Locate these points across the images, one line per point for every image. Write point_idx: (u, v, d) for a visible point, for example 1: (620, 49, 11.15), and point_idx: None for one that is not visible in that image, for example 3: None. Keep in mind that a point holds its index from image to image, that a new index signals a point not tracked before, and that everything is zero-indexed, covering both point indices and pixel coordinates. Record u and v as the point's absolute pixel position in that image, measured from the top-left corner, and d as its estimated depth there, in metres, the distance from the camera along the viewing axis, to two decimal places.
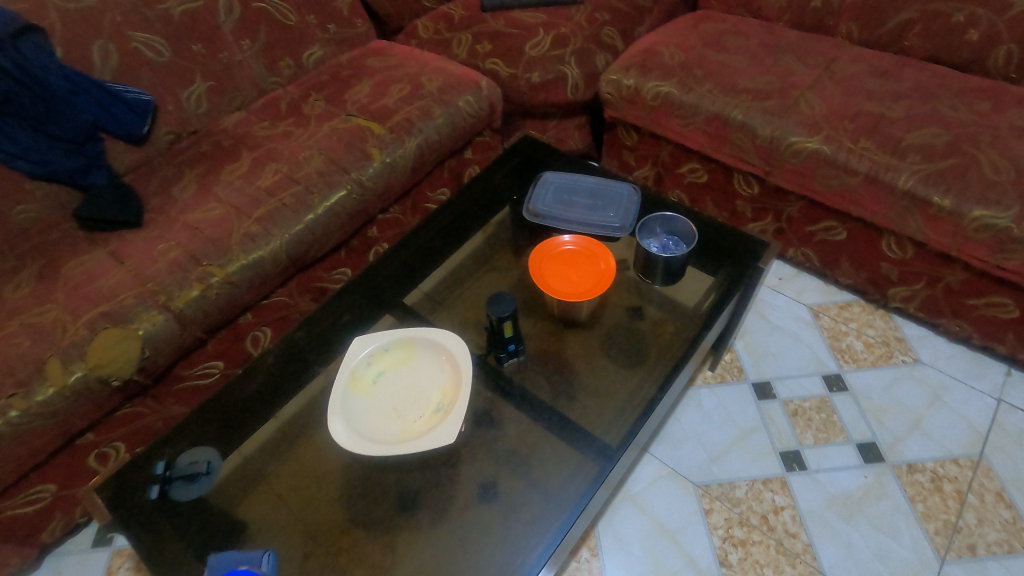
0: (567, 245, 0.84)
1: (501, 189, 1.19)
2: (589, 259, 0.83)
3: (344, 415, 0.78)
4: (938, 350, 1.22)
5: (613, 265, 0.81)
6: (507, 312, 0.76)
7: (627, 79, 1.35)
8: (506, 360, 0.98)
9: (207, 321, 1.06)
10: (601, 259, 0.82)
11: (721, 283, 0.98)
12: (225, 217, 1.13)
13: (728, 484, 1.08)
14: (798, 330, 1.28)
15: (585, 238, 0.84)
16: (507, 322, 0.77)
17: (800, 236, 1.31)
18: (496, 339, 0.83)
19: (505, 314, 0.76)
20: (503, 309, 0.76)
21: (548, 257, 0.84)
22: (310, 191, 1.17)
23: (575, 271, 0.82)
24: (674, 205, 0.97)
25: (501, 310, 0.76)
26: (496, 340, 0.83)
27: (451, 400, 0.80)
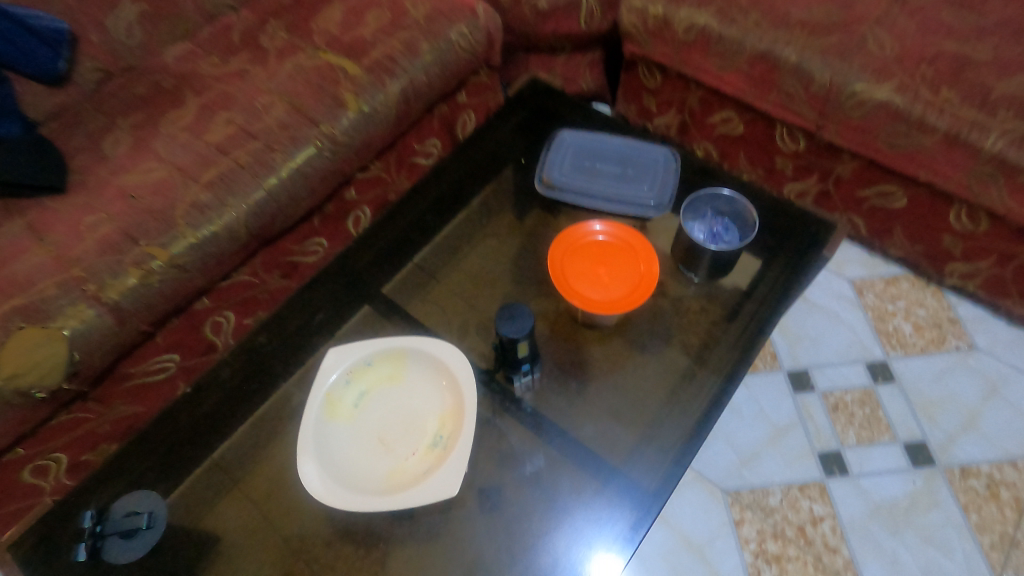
0: (598, 235, 0.67)
1: (505, 149, 0.98)
2: (626, 257, 0.66)
3: (315, 452, 0.63)
4: (996, 334, 1.09)
5: (655, 272, 0.64)
6: (521, 332, 0.60)
7: (654, 5, 1.10)
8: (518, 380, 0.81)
9: (153, 312, 0.88)
10: (640, 262, 0.65)
11: (773, 274, 0.82)
12: (168, 182, 0.92)
13: (760, 491, 0.96)
14: (840, 310, 1.13)
15: (619, 227, 0.66)
16: (522, 343, 0.62)
17: (849, 201, 1.13)
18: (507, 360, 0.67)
19: (518, 335, 0.60)
20: (514, 328, 0.60)
21: (572, 249, 0.66)
22: (271, 148, 0.96)
23: (605, 272, 0.65)
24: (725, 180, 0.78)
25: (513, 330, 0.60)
26: (506, 360, 0.67)
27: (450, 432, 0.65)
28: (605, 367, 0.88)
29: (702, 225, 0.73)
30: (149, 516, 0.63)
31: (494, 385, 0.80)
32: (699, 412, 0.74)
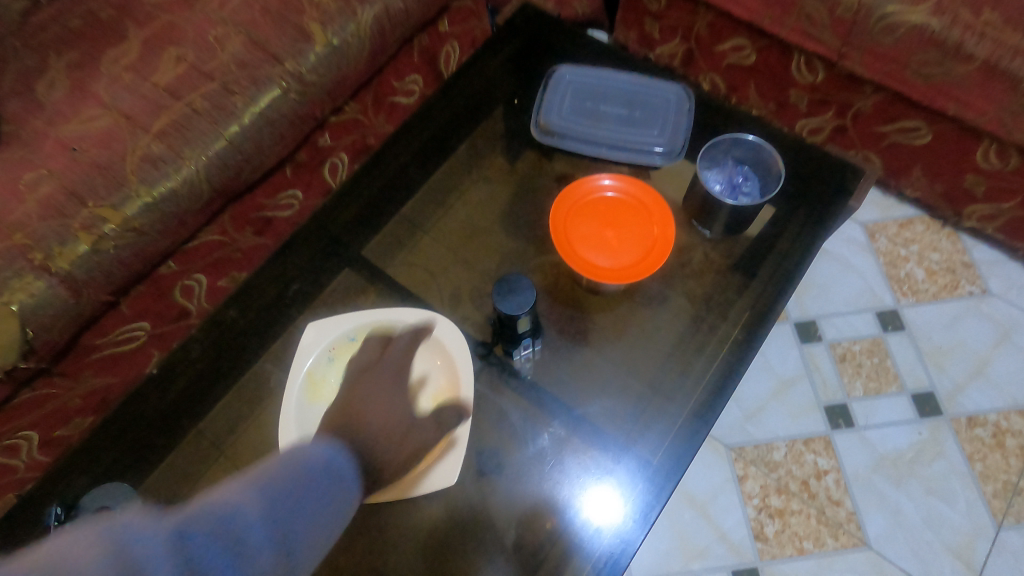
0: (608, 192, 0.66)
1: (496, 86, 0.87)
2: (637, 217, 0.64)
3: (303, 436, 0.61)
4: (1011, 278, 1.04)
5: (670, 234, 0.63)
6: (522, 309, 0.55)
7: None
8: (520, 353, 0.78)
9: (112, 281, 0.80)
10: (654, 225, 0.64)
11: (793, 230, 0.76)
12: (114, 132, 0.81)
13: (764, 447, 0.94)
14: (851, 256, 1.07)
15: (631, 185, 0.65)
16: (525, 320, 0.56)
17: (867, 138, 1.05)
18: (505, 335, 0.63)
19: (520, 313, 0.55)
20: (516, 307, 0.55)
21: (581, 207, 0.65)
22: (229, 91, 0.84)
23: (616, 233, 0.64)
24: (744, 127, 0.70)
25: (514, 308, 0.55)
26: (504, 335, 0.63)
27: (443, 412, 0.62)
28: (604, 329, 0.84)
29: (720, 175, 0.69)
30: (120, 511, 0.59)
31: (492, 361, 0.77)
32: (712, 383, 0.69)
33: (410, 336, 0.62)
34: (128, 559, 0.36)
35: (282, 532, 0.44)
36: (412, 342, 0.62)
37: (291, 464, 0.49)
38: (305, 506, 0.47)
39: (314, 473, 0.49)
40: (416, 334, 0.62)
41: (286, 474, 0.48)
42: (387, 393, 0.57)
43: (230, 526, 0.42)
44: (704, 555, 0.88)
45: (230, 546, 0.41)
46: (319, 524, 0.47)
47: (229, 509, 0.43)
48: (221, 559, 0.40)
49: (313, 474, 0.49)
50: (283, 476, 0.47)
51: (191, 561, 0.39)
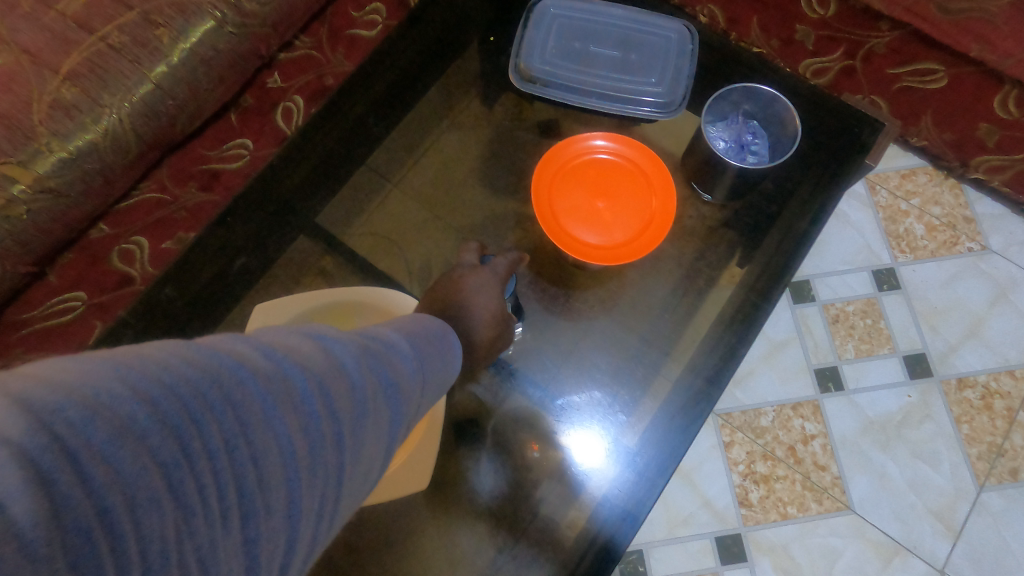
0: (602, 155, 0.64)
1: (466, 20, 0.77)
2: (630, 182, 0.63)
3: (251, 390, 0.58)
4: (1012, 234, 1.00)
5: (670, 208, 0.61)
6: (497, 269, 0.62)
7: None
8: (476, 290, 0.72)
9: (30, 250, 0.70)
10: (653, 197, 0.62)
11: (804, 193, 0.69)
12: (11, 72, 0.68)
13: (752, 412, 0.91)
14: (847, 211, 1.01)
15: (627, 147, 0.63)
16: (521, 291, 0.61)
17: (876, 81, 0.96)
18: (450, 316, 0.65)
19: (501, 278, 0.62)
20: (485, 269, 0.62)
21: (575, 172, 0.63)
22: (150, 22, 0.71)
23: (609, 203, 0.62)
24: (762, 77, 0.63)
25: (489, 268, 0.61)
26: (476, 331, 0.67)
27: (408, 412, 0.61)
28: (593, 303, 0.77)
29: (726, 133, 0.63)
30: None
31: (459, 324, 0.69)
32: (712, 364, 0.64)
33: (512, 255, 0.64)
34: (331, 359, 0.31)
35: (431, 372, 0.40)
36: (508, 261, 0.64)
37: (421, 320, 0.45)
38: (441, 355, 0.42)
39: (440, 331, 0.45)
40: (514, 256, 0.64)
41: (421, 324, 0.43)
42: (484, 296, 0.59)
43: (395, 352, 0.37)
44: (688, 522, 0.86)
45: (402, 371, 0.36)
46: (445, 381, 0.43)
47: (389, 339, 0.38)
48: (389, 381, 0.34)
49: (442, 335, 0.45)
50: (420, 326, 0.43)
51: (378, 376, 0.33)
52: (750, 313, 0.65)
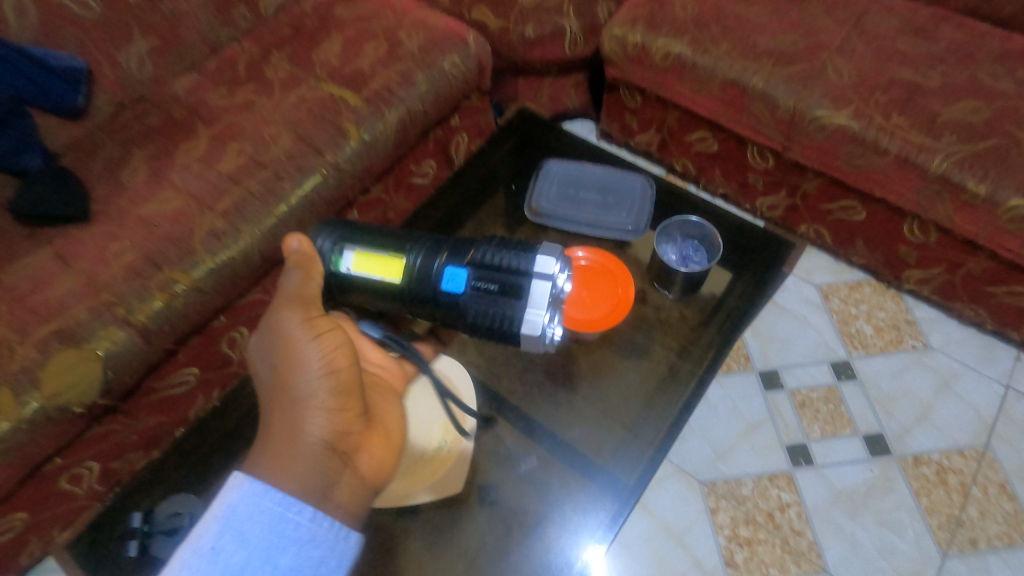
0: (582, 261, 0.88)
1: (496, 173, 1.04)
2: (609, 279, 0.86)
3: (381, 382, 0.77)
4: (949, 334, 1.19)
5: (630, 295, 0.85)
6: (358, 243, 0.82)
7: (634, 34, 1.19)
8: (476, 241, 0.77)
9: (175, 332, 0.96)
10: (619, 287, 0.85)
11: (739, 287, 0.89)
12: (184, 211, 1.00)
13: (734, 482, 1.05)
14: (807, 314, 1.22)
15: (601, 256, 0.88)
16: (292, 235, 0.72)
17: (815, 214, 1.22)
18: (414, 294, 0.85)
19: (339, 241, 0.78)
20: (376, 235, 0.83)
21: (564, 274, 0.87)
22: (279, 177, 1.04)
23: (590, 294, 0.85)
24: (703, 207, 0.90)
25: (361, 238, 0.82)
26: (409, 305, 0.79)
27: (354, 407, 0.63)
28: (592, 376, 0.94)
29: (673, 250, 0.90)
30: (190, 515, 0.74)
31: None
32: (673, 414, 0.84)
33: (296, 253, 0.70)
34: None
35: (272, 557, 0.53)
36: (308, 262, 0.70)
37: (224, 497, 0.54)
38: (267, 529, 0.53)
39: (248, 496, 0.54)
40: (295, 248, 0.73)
41: (225, 510, 0.53)
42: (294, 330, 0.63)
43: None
44: None
45: None
46: (313, 524, 0.55)
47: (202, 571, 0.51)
48: None
49: (246, 498, 0.54)
50: (224, 515, 0.53)
51: None
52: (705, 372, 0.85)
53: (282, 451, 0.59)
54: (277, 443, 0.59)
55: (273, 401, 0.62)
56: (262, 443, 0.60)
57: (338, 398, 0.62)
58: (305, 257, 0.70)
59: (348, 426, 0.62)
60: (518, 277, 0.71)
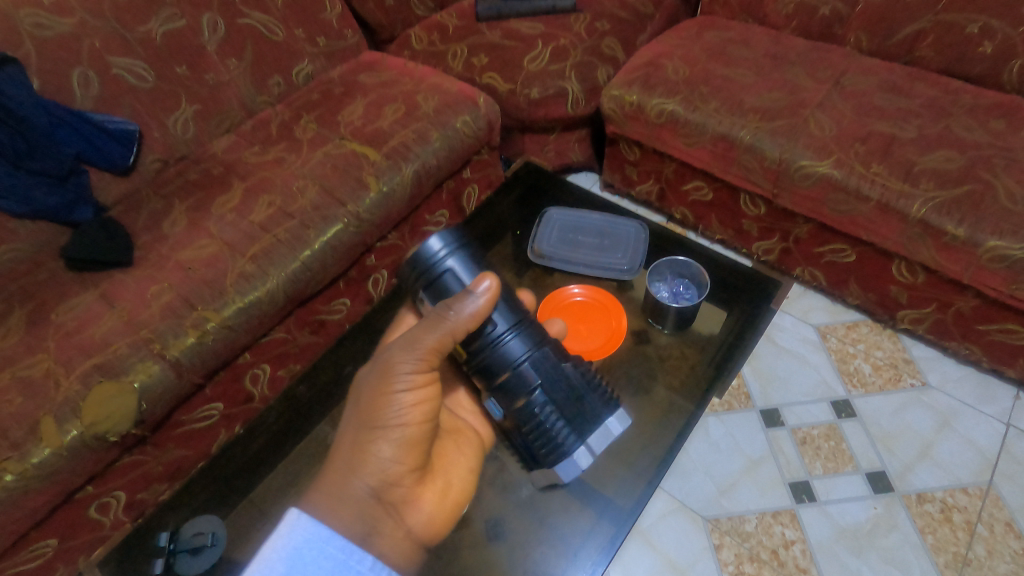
0: (578, 297, 0.94)
1: (504, 222, 1.15)
2: (604, 313, 0.93)
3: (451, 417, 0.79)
4: (946, 372, 1.21)
5: (623, 327, 0.90)
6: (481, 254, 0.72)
7: (630, 95, 1.31)
8: (570, 373, 0.67)
9: (204, 367, 1.03)
10: (613, 319, 0.92)
11: (732, 325, 0.97)
12: (218, 255, 1.10)
13: (737, 518, 1.07)
14: (806, 353, 1.26)
15: (595, 293, 0.94)
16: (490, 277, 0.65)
17: (808, 256, 1.28)
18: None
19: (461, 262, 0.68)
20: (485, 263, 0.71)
21: (563, 310, 0.93)
22: (304, 225, 1.13)
23: (586, 327, 0.92)
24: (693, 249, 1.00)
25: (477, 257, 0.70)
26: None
27: (417, 466, 0.67)
28: None
29: (664, 287, 0.96)
30: (212, 534, 0.81)
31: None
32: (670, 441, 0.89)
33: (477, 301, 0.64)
34: None
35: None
36: (442, 318, 0.63)
37: (284, 535, 0.56)
38: (328, 571, 0.55)
39: (309, 537, 0.56)
40: (457, 301, 0.63)
41: (288, 551, 0.55)
42: (397, 376, 0.64)
43: None
44: None
45: None
46: (372, 572, 0.56)
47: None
48: None
49: (301, 535, 0.56)
50: (285, 554, 0.55)
51: None
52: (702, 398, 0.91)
53: (341, 485, 0.63)
54: (337, 477, 0.64)
55: (355, 430, 0.65)
56: (328, 473, 0.65)
57: (406, 457, 0.66)
58: (464, 312, 0.63)
59: (404, 479, 0.66)
60: (557, 452, 0.64)
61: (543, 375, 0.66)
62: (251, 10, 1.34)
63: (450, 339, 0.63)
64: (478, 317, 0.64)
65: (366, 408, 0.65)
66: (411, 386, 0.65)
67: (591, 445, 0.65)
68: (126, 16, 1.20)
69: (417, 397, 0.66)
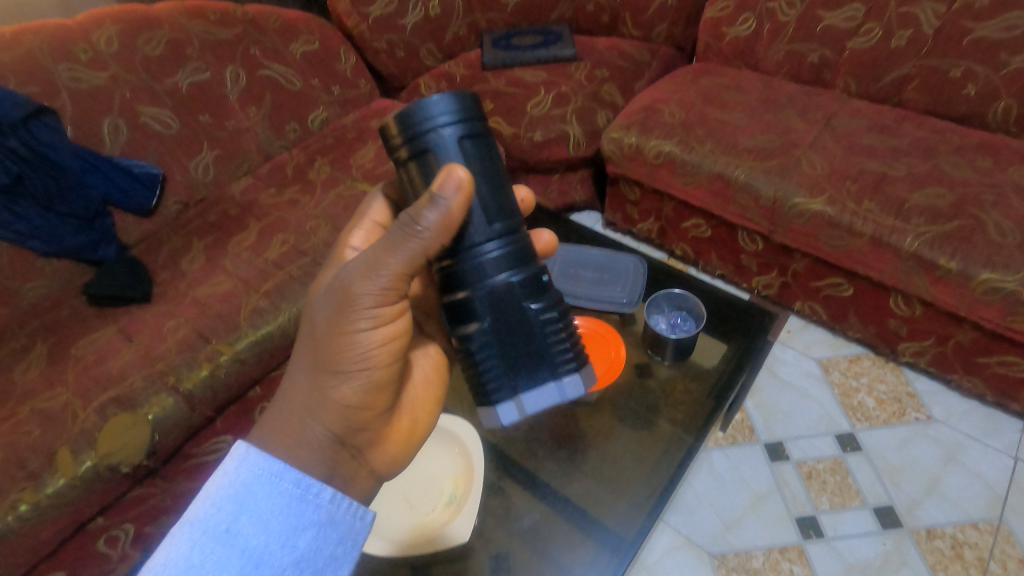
0: (578, 327, 0.97)
1: None
2: (602, 343, 0.95)
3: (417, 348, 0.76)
4: (950, 406, 1.21)
5: (623, 355, 0.93)
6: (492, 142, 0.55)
7: (629, 137, 1.36)
8: (536, 321, 0.54)
9: (216, 400, 1.06)
10: (612, 348, 0.94)
11: (731, 355, 1.01)
12: (233, 292, 1.14)
13: (744, 554, 1.06)
14: (809, 387, 1.27)
15: (594, 324, 0.97)
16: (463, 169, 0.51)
17: (806, 290, 1.31)
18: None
19: (470, 139, 0.52)
20: (494, 157, 0.55)
21: None
22: (316, 262, 1.18)
23: (587, 356, 0.94)
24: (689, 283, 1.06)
25: (486, 144, 0.54)
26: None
27: (381, 406, 0.65)
28: (594, 440, 0.98)
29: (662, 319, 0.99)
30: None
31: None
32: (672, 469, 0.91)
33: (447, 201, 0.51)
34: None
35: (288, 537, 0.51)
36: (409, 239, 0.53)
37: (233, 472, 0.52)
38: (284, 507, 0.52)
39: (262, 471, 0.53)
40: (425, 203, 0.51)
41: (236, 486, 0.52)
42: (359, 312, 0.58)
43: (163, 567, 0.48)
44: None
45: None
46: (332, 505, 0.55)
47: (215, 548, 0.49)
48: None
49: (249, 464, 0.53)
50: (236, 492, 0.51)
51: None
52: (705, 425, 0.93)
53: (295, 423, 0.60)
54: (291, 411, 0.61)
55: (311, 369, 0.61)
56: (279, 411, 0.61)
57: (368, 398, 0.63)
58: (435, 225, 0.52)
59: (366, 415, 0.64)
60: (484, 395, 0.56)
61: (500, 312, 0.54)
62: (271, 63, 1.43)
63: (419, 261, 0.55)
64: (450, 223, 0.52)
65: (324, 339, 0.60)
66: (375, 319, 0.59)
67: (527, 400, 0.56)
68: (156, 70, 1.29)
69: (384, 333, 0.61)
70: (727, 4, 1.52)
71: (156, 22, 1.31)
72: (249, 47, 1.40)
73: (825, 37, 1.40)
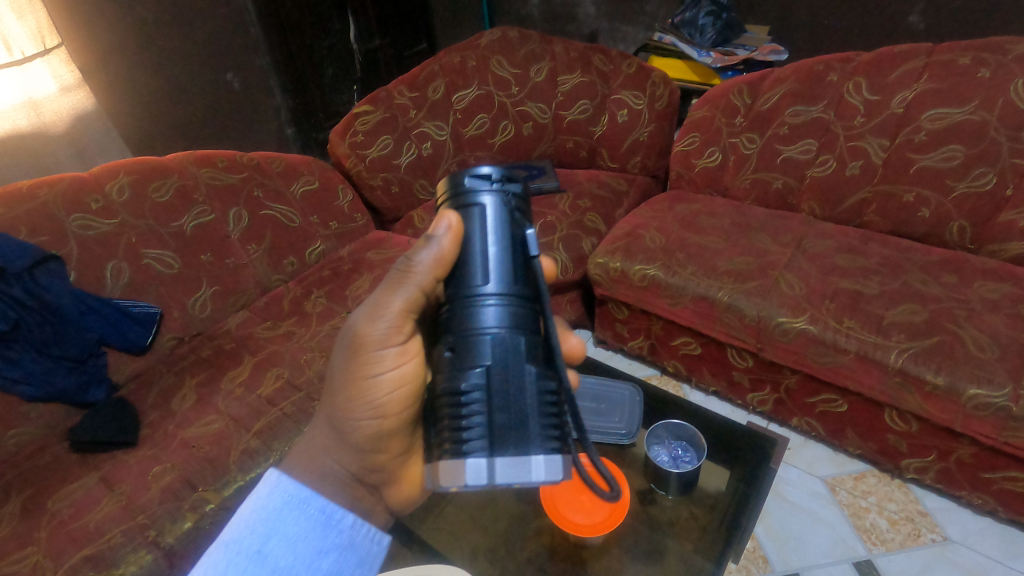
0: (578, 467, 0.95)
1: None
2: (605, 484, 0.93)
3: None
4: (964, 524, 1.18)
5: (626, 498, 0.90)
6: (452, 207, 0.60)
7: (614, 261, 1.43)
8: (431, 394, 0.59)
9: (198, 554, 1.00)
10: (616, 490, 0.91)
11: (736, 480, 1.02)
12: (224, 432, 1.12)
13: None
14: (818, 509, 1.23)
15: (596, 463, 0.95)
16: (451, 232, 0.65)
17: (801, 406, 1.32)
18: (469, 316, 0.55)
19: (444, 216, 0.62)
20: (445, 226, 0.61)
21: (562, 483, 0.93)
22: (310, 397, 1.18)
23: (588, 500, 0.91)
24: (685, 411, 1.09)
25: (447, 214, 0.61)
26: (531, 295, 0.59)
27: (392, 443, 0.69)
28: None
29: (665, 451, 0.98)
30: None
31: (495, 379, 0.52)
32: None
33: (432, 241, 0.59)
34: None
35: (313, 558, 0.54)
36: (409, 273, 0.61)
37: (263, 496, 0.56)
38: (308, 530, 0.55)
39: (289, 496, 0.56)
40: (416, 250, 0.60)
41: (269, 512, 0.55)
42: (369, 354, 0.63)
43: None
44: None
45: None
46: (353, 530, 0.57)
47: (246, 568, 0.52)
48: None
49: (280, 490, 0.56)
50: (265, 515, 0.54)
51: None
52: (722, 554, 0.92)
53: (314, 460, 0.66)
54: (313, 449, 0.67)
55: (329, 409, 0.67)
56: (298, 450, 0.68)
57: (380, 438, 0.67)
58: (428, 261, 0.59)
59: (382, 448, 0.68)
60: None
61: None
62: (273, 203, 1.51)
63: (419, 298, 0.62)
64: (444, 263, 0.59)
65: (339, 379, 0.66)
66: (385, 363, 0.64)
67: None
68: (162, 215, 1.35)
69: (394, 375, 0.65)
70: (694, 140, 1.68)
71: (167, 171, 1.40)
72: (253, 189, 1.49)
73: (786, 167, 1.53)
